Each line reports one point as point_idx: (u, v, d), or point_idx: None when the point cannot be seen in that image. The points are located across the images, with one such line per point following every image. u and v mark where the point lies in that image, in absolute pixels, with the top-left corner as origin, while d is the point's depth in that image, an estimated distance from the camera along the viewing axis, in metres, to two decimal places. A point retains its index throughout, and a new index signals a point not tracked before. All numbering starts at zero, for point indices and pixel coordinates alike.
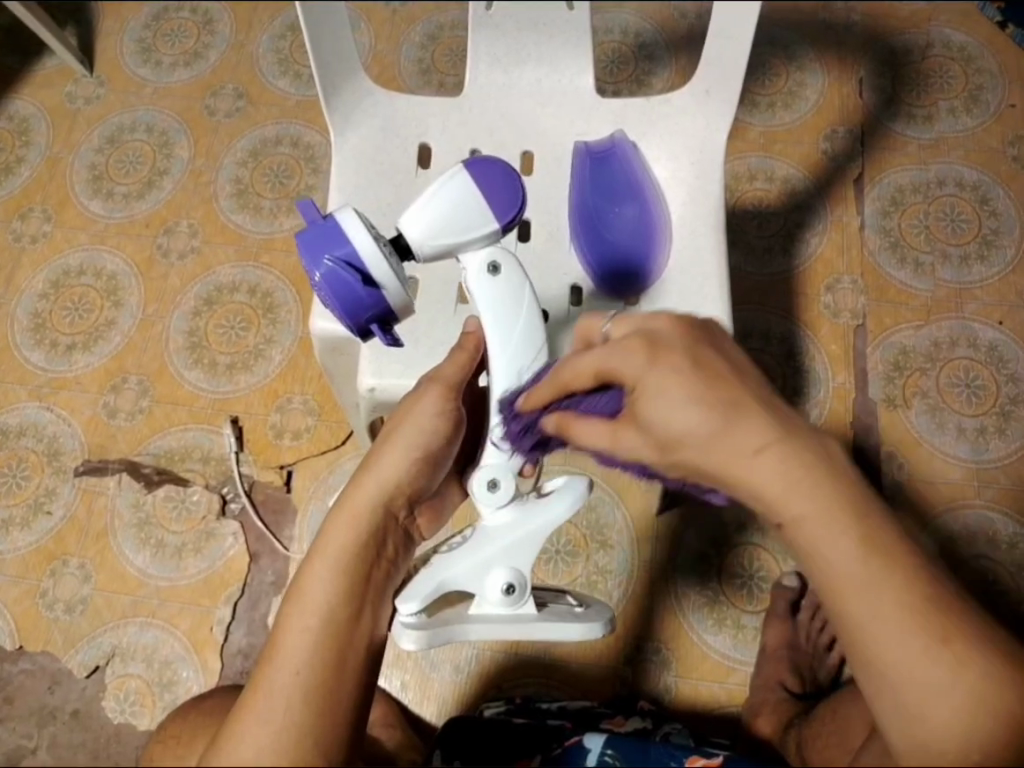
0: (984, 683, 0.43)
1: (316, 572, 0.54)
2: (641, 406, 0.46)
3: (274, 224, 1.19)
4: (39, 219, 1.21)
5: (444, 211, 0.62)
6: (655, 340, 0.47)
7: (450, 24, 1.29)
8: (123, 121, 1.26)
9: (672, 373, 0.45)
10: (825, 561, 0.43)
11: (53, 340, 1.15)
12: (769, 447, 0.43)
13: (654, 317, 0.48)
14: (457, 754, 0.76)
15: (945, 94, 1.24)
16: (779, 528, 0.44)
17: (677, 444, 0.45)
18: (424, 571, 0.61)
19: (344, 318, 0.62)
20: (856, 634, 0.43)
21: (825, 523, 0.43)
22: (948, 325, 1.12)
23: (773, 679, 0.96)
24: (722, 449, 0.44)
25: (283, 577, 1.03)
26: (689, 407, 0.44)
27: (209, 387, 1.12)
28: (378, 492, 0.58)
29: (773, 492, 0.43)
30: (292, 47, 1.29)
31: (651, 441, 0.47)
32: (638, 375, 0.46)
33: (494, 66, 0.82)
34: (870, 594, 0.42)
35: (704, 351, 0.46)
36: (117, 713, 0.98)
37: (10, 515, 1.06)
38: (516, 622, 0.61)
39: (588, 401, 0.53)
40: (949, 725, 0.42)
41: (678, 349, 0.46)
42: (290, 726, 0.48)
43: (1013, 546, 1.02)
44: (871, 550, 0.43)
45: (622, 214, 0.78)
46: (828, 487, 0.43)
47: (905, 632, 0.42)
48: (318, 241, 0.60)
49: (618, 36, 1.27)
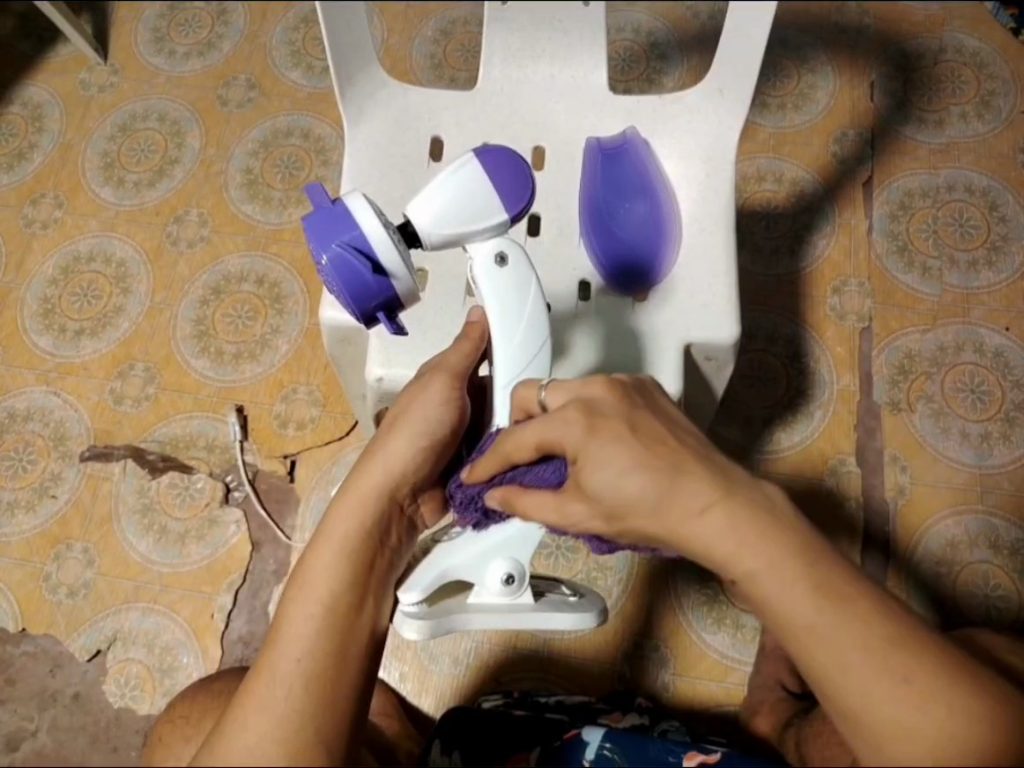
0: (955, 717, 0.42)
1: (321, 559, 0.54)
2: (584, 476, 0.48)
3: (284, 215, 1.20)
4: (50, 205, 1.22)
5: (453, 198, 0.63)
6: (594, 409, 0.49)
7: (463, 20, 1.30)
8: (136, 109, 1.27)
9: (613, 442, 0.47)
10: (780, 610, 0.43)
11: (61, 325, 1.15)
12: (713, 506, 0.45)
13: (590, 383, 0.51)
14: (455, 745, 0.76)
15: (957, 98, 1.24)
16: (734, 583, 0.46)
17: (622, 511, 0.47)
18: (425, 561, 0.61)
19: (351, 303, 0.62)
20: (828, 672, 0.43)
21: (776, 573, 0.43)
22: (954, 330, 1.12)
23: (772, 678, 0.95)
24: (670, 511, 0.46)
25: (285, 566, 1.04)
26: (630, 476, 0.46)
27: (215, 376, 1.12)
28: (385, 479, 0.59)
29: (722, 551, 0.45)
30: (306, 39, 1.30)
31: (598, 510, 0.49)
32: (579, 444, 0.48)
33: (509, 60, 0.82)
34: (834, 632, 0.42)
35: (642, 417, 0.48)
36: (118, 696, 0.98)
37: (15, 498, 1.07)
38: (513, 611, 0.62)
39: (531, 472, 0.55)
40: (924, 758, 0.42)
41: (618, 416, 0.49)
42: (292, 712, 0.48)
43: (1015, 552, 1.02)
44: (825, 595, 0.43)
45: (633, 209, 0.78)
46: (775, 540, 0.44)
47: (874, 668, 0.42)
48: (328, 226, 0.60)
49: (630, 34, 1.27)
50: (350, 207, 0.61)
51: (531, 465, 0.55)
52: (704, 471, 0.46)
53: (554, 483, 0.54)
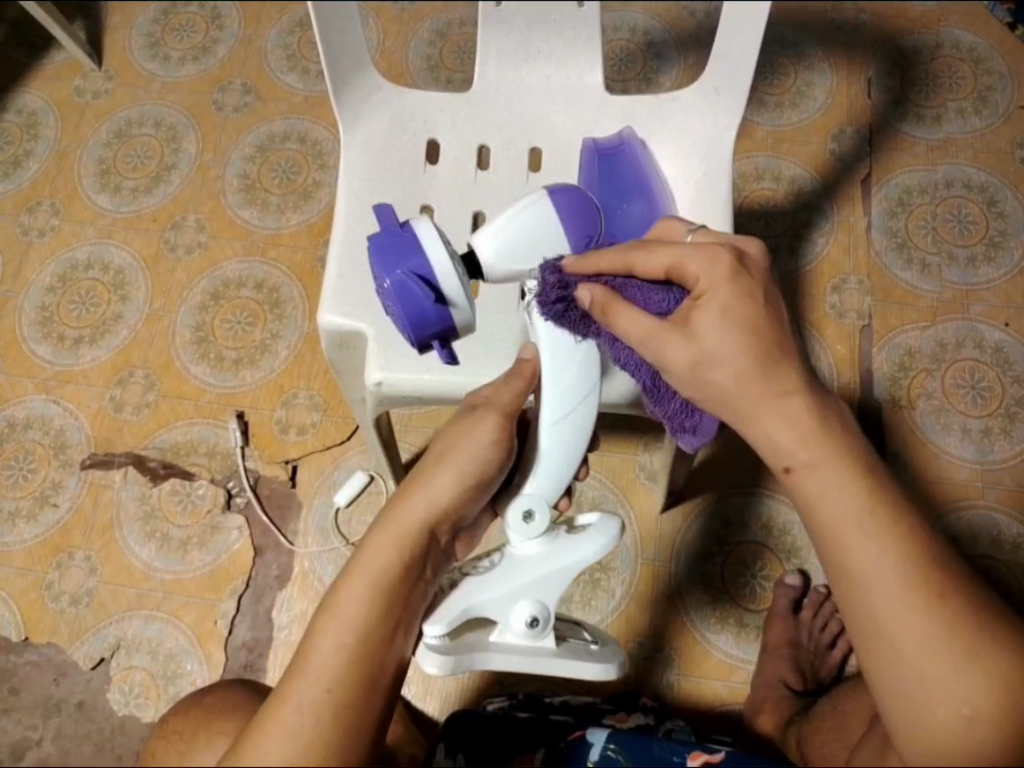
0: (973, 649, 0.46)
1: (355, 589, 0.52)
2: (695, 313, 0.52)
3: (282, 220, 1.19)
4: (47, 212, 1.21)
5: (525, 235, 0.62)
6: (740, 262, 0.53)
7: (458, 21, 1.30)
8: (132, 115, 1.26)
9: (740, 295, 0.52)
10: (831, 504, 0.48)
11: (60, 334, 1.15)
12: (794, 392, 0.50)
13: (745, 243, 0.55)
14: (460, 748, 0.75)
15: (954, 94, 1.23)
16: (787, 470, 0.50)
17: (706, 363, 0.52)
18: (453, 592, 0.60)
19: (407, 331, 0.61)
20: (859, 587, 0.47)
21: (835, 467, 0.49)
22: (954, 327, 1.12)
23: (774, 677, 0.95)
24: (755, 384, 0.50)
25: (287, 572, 1.04)
26: (725, 329, 0.51)
27: (215, 382, 1.12)
28: (427, 514, 0.57)
29: (785, 438, 0.50)
30: (301, 42, 1.29)
31: (689, 353, 0.52)
32: (714, 283, 0.52)
33: (504, 62, 0.81)
34: (873, 536, 0.47)
35: (772, 288, 0.53)
36: (121, 705, 0.98)
37: (16, 507, 1.07)
38: (536, 656, 0.60)
39: (643, 290, 0.57)
40: (936, 686, 0.45)
41: (755, 276, 0.53)
42: (318, 743, 0.48)
43: (1017, 547, 1.02)
44: (876, 502, 0.48)
45: (631, 210, 0.77)
46: (840, 439, 0.50)
47: (904, 584, 0.46)
48: (396, 251, 0.60)
49: (626, 34, 1.27)
50: (419, 234, 0.61)
51: (647, 283, 0.57)
52: (797, 365, 0.51)
53: (657, 311, 0.57)
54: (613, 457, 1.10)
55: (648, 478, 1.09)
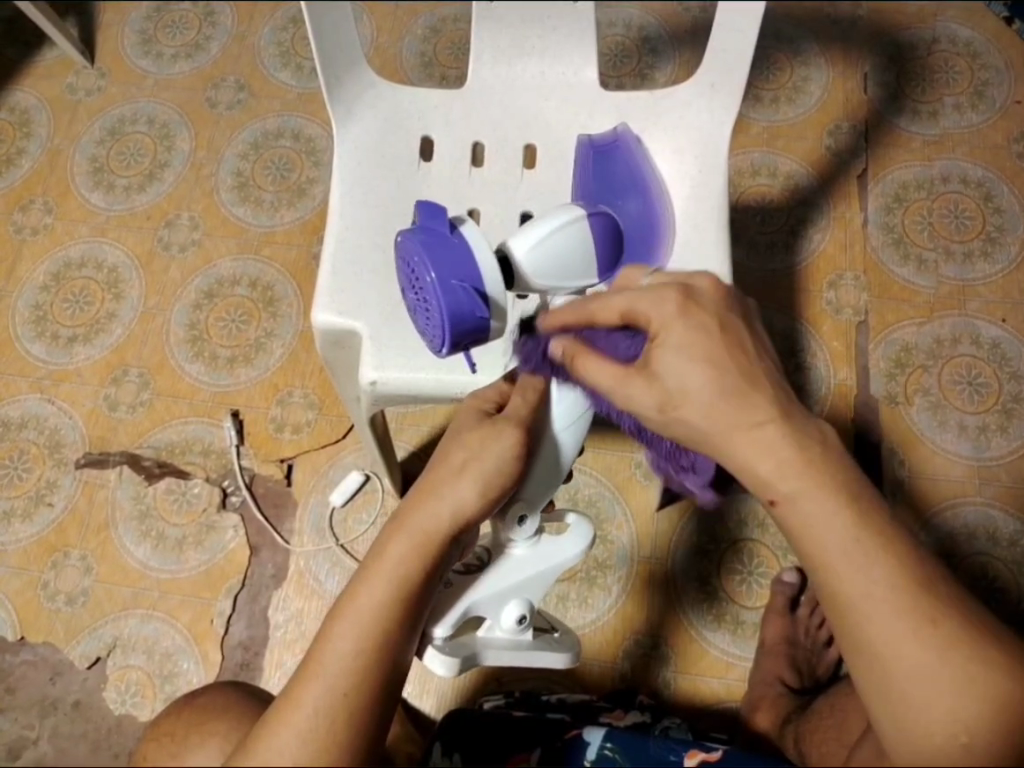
0: (965, 672, 0.46)
1: (371, 593, 0.51)
2: (653, 356, 0.50)
3: (275, 218, 1.19)
4: (40, 210, 1.21)
5: (560, 252, 0.60)
6: (693, 294, 0.51)
7: (451, 17, 1.29)
8: (124, 113, 1.26)
9: (698, 327, 0.50)
10: (818, 536, 0.47)
11: (53, 333, 1.15)
12: (771, 424, 0.48)
13: (697, 276, 0.52)
14: (456, 747, 0.72)
15: (950, 89, 1.23)
16: (773, 504, 0.49)
17: (673, 404, 0.50)
18: (460, 596, 0.59)
19: (443, 332, 0.58)
20: (849, 613, 0.47)
21: (816, 500, 0.47)
22: (950, 323, 1.12)
23: (773, 675, 0.95)
24: (728, 418, 0.48)
25: (283, 570, 1.03)
26: (695, 367, 0.49)
27: (210, 381, 1.12)
28: (450, 522, 0.54)
29: (765, 471, 0.48)
30: (294, 39, 1.29)
31: (655, 395, 0.50)
32: (664, 323, 0.50)
33: (498, 57, 0.81)
34: (865, 568, 0.46)
35: (730, 317, 0.51)
36: (118, 704, 0.98)
37: (11, 507, 1.07)
38: (519, 650, 0.62)
39: (609, 339, 0.55)
40: (926, 711, 0.46)
41: (710, 310, 0.50)
42: (328, 747, 0.48)
43: (1014, 543, 1.02)
44: (862, 531, 0.47)
45: (626, 206, 0.74)
46: (824, 468, 0.48)
47: (895, 613, 0.46)
48: (443, 251, 0.58)
49: (621, 30, 1.26)
50: (467, 239, 0.59)
51: (611, 331, 0.55)
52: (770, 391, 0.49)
53: (625, 358, 0.54)
54: (611, 455, 1.10)
55: (644, 475, 1.09)
